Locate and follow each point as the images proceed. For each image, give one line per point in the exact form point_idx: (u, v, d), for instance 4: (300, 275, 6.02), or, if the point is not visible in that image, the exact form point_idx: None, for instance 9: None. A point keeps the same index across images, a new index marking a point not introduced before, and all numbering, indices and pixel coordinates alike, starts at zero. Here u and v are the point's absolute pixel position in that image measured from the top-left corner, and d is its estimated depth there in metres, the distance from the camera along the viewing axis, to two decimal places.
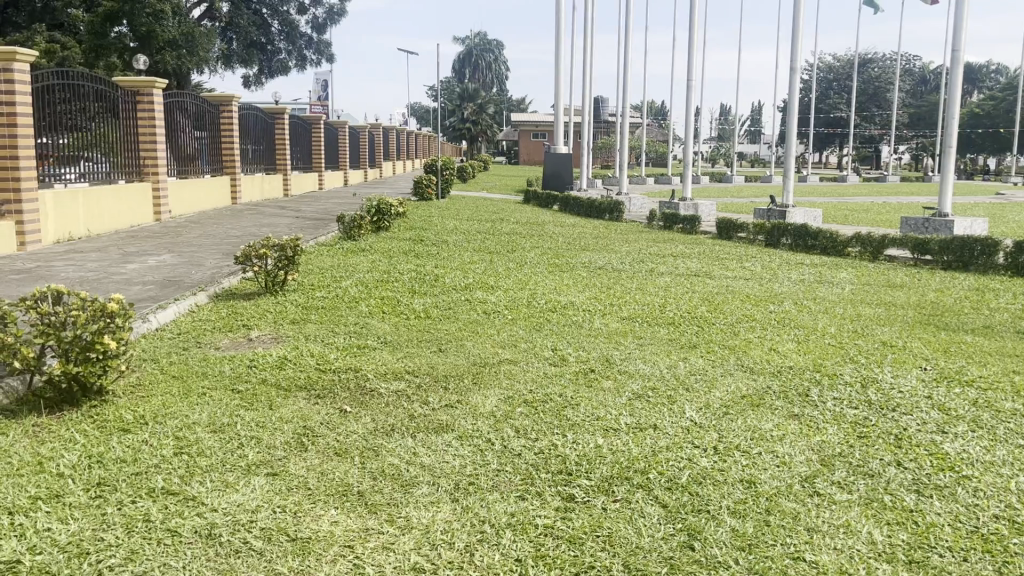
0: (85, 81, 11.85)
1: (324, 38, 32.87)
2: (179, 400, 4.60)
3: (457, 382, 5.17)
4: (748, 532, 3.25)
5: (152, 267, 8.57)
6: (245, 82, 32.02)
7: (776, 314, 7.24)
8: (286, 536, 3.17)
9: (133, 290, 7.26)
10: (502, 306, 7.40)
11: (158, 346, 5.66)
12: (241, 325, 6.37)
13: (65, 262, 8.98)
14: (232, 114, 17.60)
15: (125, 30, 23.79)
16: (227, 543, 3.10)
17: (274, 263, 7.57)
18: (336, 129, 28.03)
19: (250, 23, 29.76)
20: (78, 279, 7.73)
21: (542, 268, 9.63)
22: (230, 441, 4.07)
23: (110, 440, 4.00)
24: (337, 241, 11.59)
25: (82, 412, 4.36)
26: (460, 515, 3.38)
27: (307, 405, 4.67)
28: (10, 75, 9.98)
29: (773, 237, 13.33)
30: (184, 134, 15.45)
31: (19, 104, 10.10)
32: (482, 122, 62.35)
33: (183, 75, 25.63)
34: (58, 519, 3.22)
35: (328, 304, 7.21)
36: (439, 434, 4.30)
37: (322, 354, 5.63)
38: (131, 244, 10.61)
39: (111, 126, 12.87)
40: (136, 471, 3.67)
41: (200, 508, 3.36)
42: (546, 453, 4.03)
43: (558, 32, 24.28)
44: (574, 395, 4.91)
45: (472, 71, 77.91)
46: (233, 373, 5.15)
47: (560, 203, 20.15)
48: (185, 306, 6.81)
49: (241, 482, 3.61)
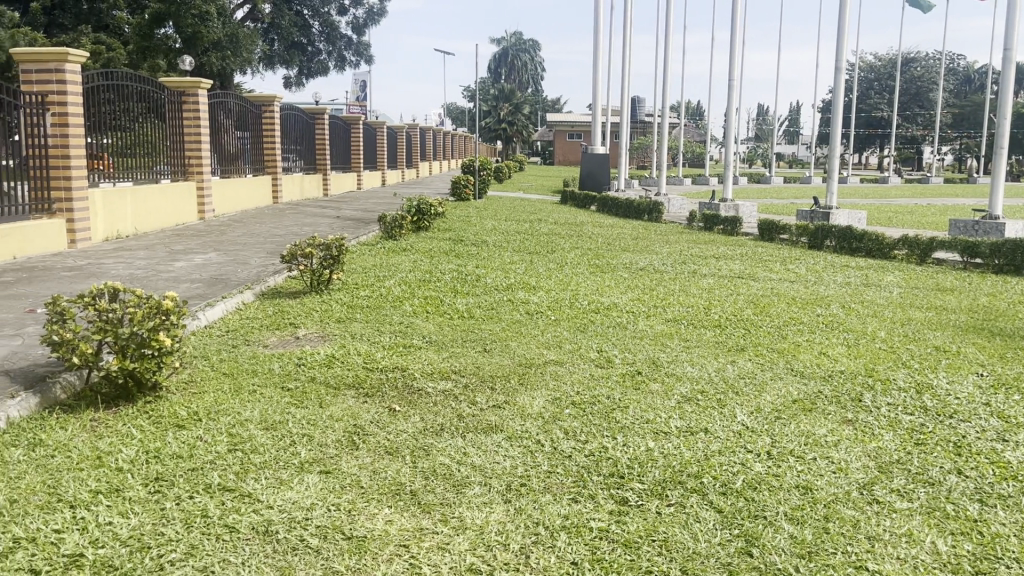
0: (132, 82, 12.09)
1: (363, 39, 33.17)
2: (231, 398, 4.65)
3: (504, 383, 5.16)
4: (808, 539, 3.19)
5: (200, 266, 8.69)
6: (286, 82, 32.43)
7: (824, 318, 7.12)
8: (341, 534, 3.18)
9: (182, 288, 7.35)
10: (545, 307, 7.37)
11: (208, 345, 5.72)
12: (288, 324, 6.43)
13: (116, 260, 9.12)
14: (274, 114, 17.81)
15: (171, 32, 24.23)
16: (283, 540, 3.12)
17: (319, 262, 7.63)
18: (374, 129, 28.23)
19: (292, 24, 30.14)
20: (129, 277, 7.86)
21: (584, 269, 9.59)
22: (282, 439, 4.10)
23: (166, 436, 4.06)
24: (378, 240, 11.66)
25: (137, 408, 4.43)
26: (513, 517, 3.36)
27: (356, 404, 4.69)
28: (62, 76, 10.27)
29: (817, 238, 13.14)
30: (227, 134, 15.66)
31: (71, 104, 10.34)
32: (518, 122, 62.39)
33: (226, 75, 26.02)
34: (118, 514, 3.26)
35: (373, 304, 7.24)
36: (488, 434, 4.29)
37: (369, 353, 5.66)
38: (177, 243, 10.77)
39: (156, 126, 13.06)
40: (191, 467, 3.71)
41: (256, 504, 3.38)
42: (596, 455, 4.00)
43: (596, 32, 24.22)
44: (622, 397, 4.88)
45: (508, 71, 78.07)
46: (282, 371, 5.19)
47: (598, 203, 20.05)
48: (232, 304, 6.88)
49: (295, 480, 3.63)
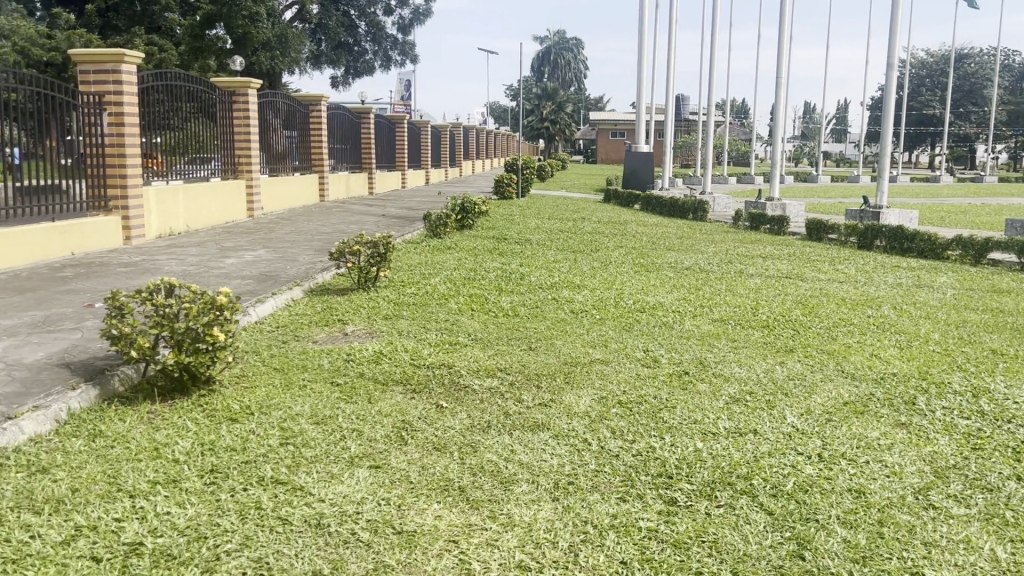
0: (183, 82, 12.35)
1: (408, 39, 33.42)
2: (282, 392, 4.73)
3: (551, 381, 5.16)
4: (862, 544, 3.15)
5: (250, 262, 8.84)
6: (332, 82, 32.83)
7: (875, 319, 7.00)
8: (391, 528, 3.21)
9: (233, 284, 7.48)
10: (590, 306, 7.36)
11: (259, 340, 5.82)
12: (337, 320, 6.51)
13: (169, 256, 9.32)
14: (321, 113, 18.03)
15: (221, 33, 24.68)
16: (335, 533, 3.16)
17: (367, 260, 7.71)
18: (418, 128, 28.43)
19: (338, 24, 30.49)
20: (182, 273, 8.03)
21: (629, 268, 9.55)
22: (332, 433, 4.15)
23: (220, 429, 4.14)
24: (423, 238, 11.74)
25: (192, 401, 4.53)
26: (562, 515, 3.37)
27: (404, 400, 4.74)
28: (118, 76, 10.54)
29: (867, 238, 12.91)
30: (275, 134, 15.90)
31: (126, 103, 10.61)
32: (561, 120, 62.26)
33: (274, 75, 26.43)
34: (175, 504, 3.34)
35: (419, 301, 7.30)
36: (535, 432, 4.29)
37: (416, 350, 5.71)
38: (227, 239, 10.97)
39: (207, 125, 13.31)
40: (245, 459, 3.78)
41: (308, 497, 3.44)
42: (644, 455, 3.98)
43: (641, 30, 24.08)
44: (670, 397, 4.84)
45: (551, 70, 77.99)
46: (331, 366, 5.26)
47: (642, 202, 19.93)
48: (282, 300, 6.99)
49: (345, 474, 3.68)
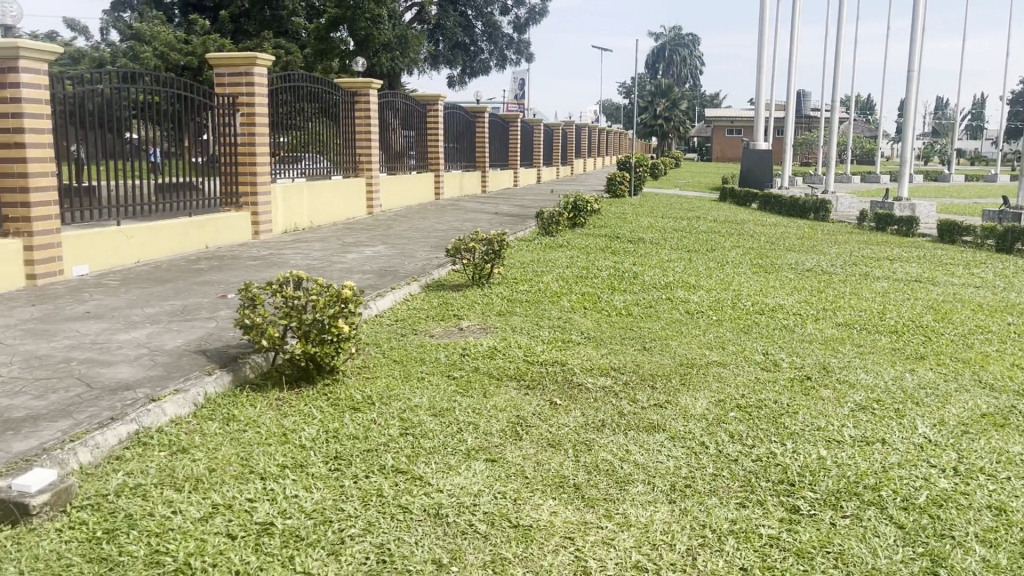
0: (308, 83, 12.85)
1: (524, 38, 33.66)
2: (401, 384, 4.86)
3: (666, 382, 5.09)
4: (1003, 564, 2.96)
5: (370, 258, 9.12)
6: (449, 82, 33.43)
7: (1017, 327, 6.56)
8: (508, 522, 3.25)
9: (355, 279, 7.74)
10: (706, 307, 7.21)
11: (379, 332, 6.00)
12: (453, 315, 6.63)
13: (295, 251, 9.73)
14: (438, 113, 18.40)
15: (345, 35, 25.53)
16: (453, 524, 3.23)
17: (482, 256, 7.80)
18: (531, 126, 28.58)
19: (456, 24, 31.02)
20: (307, 266, 8.37)
21: (747, 269, 9.31)
22: (449, 425, 4.24)
23: (344, 417, 4.29)
24: (536, 236, 11.80)
25: (317, 389, 4.72)
26: (679, 517, 3.32)
27: (519, 395, 4.78)
28: (251, 79, 11.09)
29: (1007, 241, 12.12)
30: (394, 133, 16.34)
31: (257, 105, 11.15)
32: (675, 118, 61.24)
33: (394, 75, 27.14)
34: (303, 488, 3.49)
35: (533, 298, 7.34)
36: (651, 433, 4.25)
37: (529, 346, 5.75)
38: (348, 235, 11.35)
39: (330, 125, 13.81)
40: (367, 448, 3.90)
41: (427, 487, 3.52)
42: (764, 460, 3.88)
43: (762, 24, 23.40)
44: (791, 402, 4.70)
45: (666, 67, 76.86)
46: (447, 360, 5.37)
47: (759, 202, 19.37)
48: (401, 295, 7.18)
49: (462, 466, 3.75)
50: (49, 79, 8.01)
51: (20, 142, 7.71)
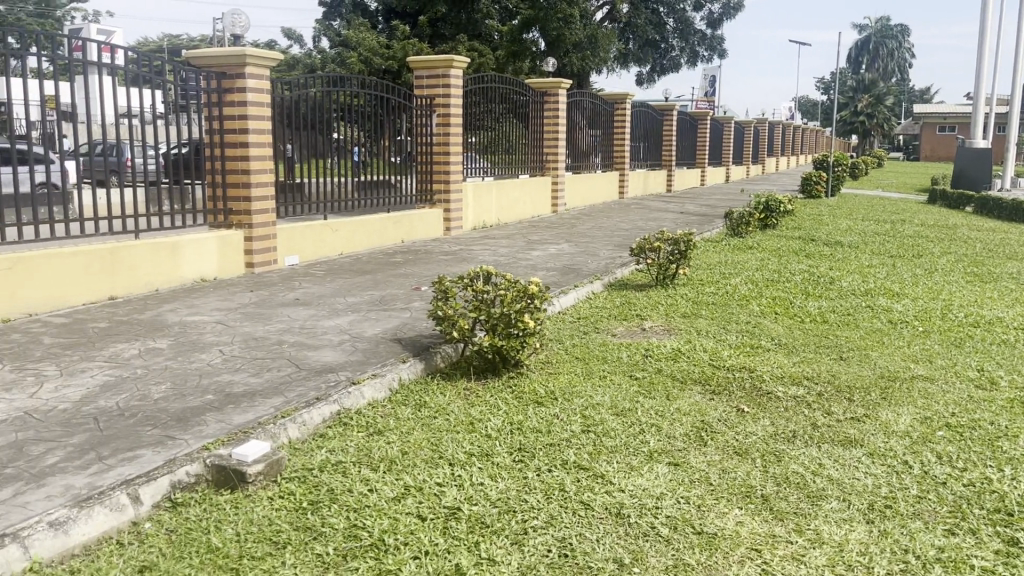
0: (500, 84, 13.21)
1: (717, 34, 32.80)
2: (584, 381, 4.89)
3: (864, 395, 4.78)
4: None
5: (554, 255, 9.23)
6: (638, 80, 33.18)
7: None
8: (691, 528, 3.18)
9: (540, 276, 7.86)
10: (911, 317, 6.71)
11: (562, 329, 6.07)
12: (636, 315, 6.58)
13: (483, 247, 10.03)
14: (626, 112, 18.32)
15: (537, 36, 25.98)
16: (635, 524, 3.20)
17: (668, 256, 7.68)
18: (721, 125, 27.80)
19: (647, 22, 30.73)
20: (494, 262, 8.61)
21: (959, 277, 8.56)
22: (632, 426, 4.21)
23: (527, 410, 4.38)
24: (723, 237, 11.47)
25: (502, 381, 4.87)
26: (877, 539, 3.11)
27: (704, 400, 4.66)
28: (448, 81, 11.55)
29: None
30: (581, 132, 16.45)
31: (452, 105, 11.62)
32: (879, 114, 57.39)
33: (583, 74, 27.31)
34: (488, 476, 3.60)
35: (719, 301, 7.14)
36: (846, 448, 4.01)
37: (715, 350, 5.60)
38: (533, 233, 11.56)
39: (520, 125, 14.13)
40: (550, 442, 3.96)
41: (609, 486, 3.51)
42: (977, 486, 3.55)
43: (985, 11, 21.43)
44: (1010, 425, 4.27)
45: (870, 60, 72.20)
46: (630, 360, 5.33)
47: (975, 205, 17.77)
48: (584, 293, 7.22)
49: (645, 468, 3.71)
50: (270, 83, 8.78)
51: (245, 142, 8.49)
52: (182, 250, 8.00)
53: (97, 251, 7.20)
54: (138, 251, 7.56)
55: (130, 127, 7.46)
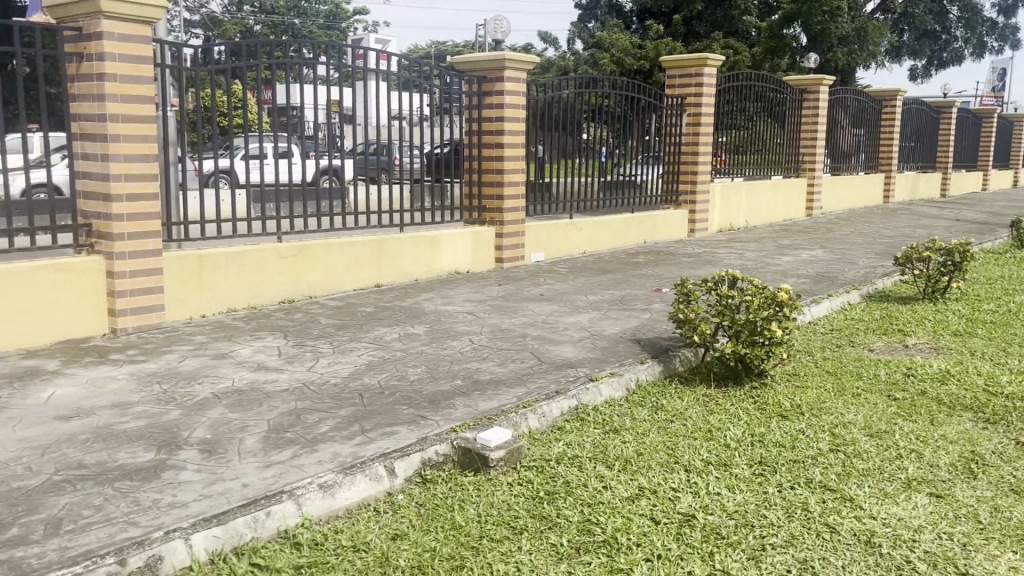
0: (755, 82, 12.76)
1: (1012, 21, 29.27)
2: (834, 398, 4.65)
3: None
4: None
5: (807, 262, 8.76)
6: (912, 75, 30.48)
7: None
8: (954, 568, 2.91)
9: (790, 282, 7.51)
10: None
11: (812, 341, 5.77)
12: (898, 330, 6.07)
13: (729, 250, 9.76)
14: (896, 109, 16.92)
15: (799, 31, 24.72)
16: (887, 556, 3.00)
17: (938, 267, 6.99)
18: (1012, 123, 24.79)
19: (926, 11, 28.12)
20: (741, 267, 8.35)
21: None
22: (888, 449, 3.91)
23: (770, 423, 4.33)
24: (1007, 248, 10.23)
25: (744, 391, 4.88)
26: None
27: (976, 429, 4.21)
28: (701, 80, 11.39)
29: None
30: (844, 131, 15.45)
31: (704, 105, 11.42)
32: None
33: (848, 70, 25.57)
34: (725, 487, 3.61)
35: (1000, 320, 6.40)
36: None
37: (993, 375, 5.00)
38: (784, 237, 11.04)
39: (776, 124, 13.55)
40: (794, 459, 3.84)
41: (859, 511, 3.32)
42: None
43: None
44: None
45: None
46: (888, 378, 4.96)
47: None
48: (838, 303, 6.80)
49: (902, 496, 3.44)
50: (526, 85, 9.14)
51: (501, 142, 8.92)
52: (438, 244, 8.60)
53: (364, 242, 7.91)
54: (400, 244, 8.23)
55: (399, 129, 8.14)
